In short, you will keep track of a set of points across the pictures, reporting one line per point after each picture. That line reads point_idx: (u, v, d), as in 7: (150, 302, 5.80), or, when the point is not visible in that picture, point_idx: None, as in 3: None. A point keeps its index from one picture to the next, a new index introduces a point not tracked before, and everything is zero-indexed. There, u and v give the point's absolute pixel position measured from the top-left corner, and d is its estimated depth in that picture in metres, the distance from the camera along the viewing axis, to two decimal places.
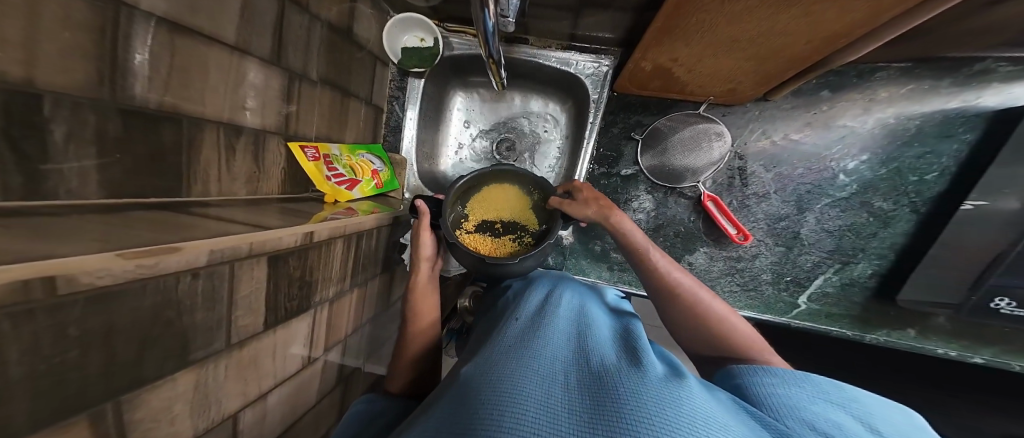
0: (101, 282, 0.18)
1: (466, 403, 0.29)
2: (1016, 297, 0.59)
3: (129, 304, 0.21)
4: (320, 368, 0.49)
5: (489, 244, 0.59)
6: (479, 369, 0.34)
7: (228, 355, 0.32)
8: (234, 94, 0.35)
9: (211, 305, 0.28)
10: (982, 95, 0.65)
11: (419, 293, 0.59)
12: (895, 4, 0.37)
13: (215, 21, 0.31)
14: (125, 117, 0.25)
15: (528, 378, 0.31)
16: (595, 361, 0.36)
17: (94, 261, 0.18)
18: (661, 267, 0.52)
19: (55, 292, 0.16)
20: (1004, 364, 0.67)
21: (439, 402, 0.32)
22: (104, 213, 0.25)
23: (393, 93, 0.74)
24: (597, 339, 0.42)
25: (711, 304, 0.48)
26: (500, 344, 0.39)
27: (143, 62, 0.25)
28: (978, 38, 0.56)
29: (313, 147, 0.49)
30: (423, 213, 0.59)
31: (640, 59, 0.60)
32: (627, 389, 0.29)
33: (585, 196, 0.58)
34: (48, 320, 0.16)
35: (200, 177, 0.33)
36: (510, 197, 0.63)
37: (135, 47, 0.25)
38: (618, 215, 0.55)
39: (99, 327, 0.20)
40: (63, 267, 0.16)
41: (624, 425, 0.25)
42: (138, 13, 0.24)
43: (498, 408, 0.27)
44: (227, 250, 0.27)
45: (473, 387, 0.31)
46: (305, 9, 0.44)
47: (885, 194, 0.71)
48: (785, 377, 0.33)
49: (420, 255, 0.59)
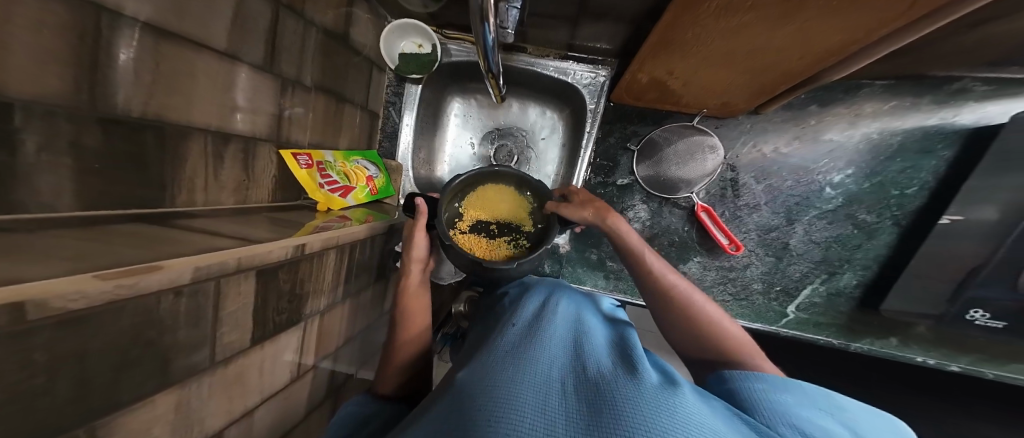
0: (73, 307, 0.17)
1: (463, 407, 0.29)
2: (988, 310, 0.62)
3: (105, 325, 0.20)
4: (309, 379, 0.47)
5: (484, 244, 0.59)
6: (475, 373, 0.34)
7: (212, 373, 0.30)
8: (225, 100, 0.33)
9: (195, 323, 0.27)
10: (959, 113, 0.68)
11: (411, 293, 0.57)
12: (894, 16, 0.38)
13: (204, 25, 0.29)
14: (104, 123, 0.24)
15: (526, 384, 0.31)
16: (591, 367, 0.36)
17: (66, 282, 0.16)
18: (656, 268, 0.52)
19: (22, 318, 0.14)
20: (978, 372, 0.70)
21: (434, 407, 0.32)
22: (83, 227, 0.24)
23: (389, 99, 0.73)
24: (593, 346, 0.42)
25: (704, 306, 0.48)
26: (496, 349, 0.39)
27: (127, 61, 0.24)
28: (955, 59, 0.59)
29: (305, 154, 0.48)
30: (419, 213, 0.57)
31: (637, 71, 0.60)
32: (623, 395, 0.29)
33: (580, 199, 0.59)
34: (17, 346, 0.15)
35: (185, 186, 0.31)
36: (506, 198, 0.63)
37: (119, 47, 0.23)
38: (614, 216, 0.55)
39: (72, 350, 0.18)
40: (32, 290, 0.15)
41: (621, 432, 0.25)
42: (125, 19, 0.23)
43: (495, 413, 0.27)
44: (213, 266, 0.26)
45: (468, 392, 0.31)
46: (300, 14, 0.43)
47: (870, 206, 0.73)
48: (773, 382, 0.34)
49: (410, 258, 0.57)
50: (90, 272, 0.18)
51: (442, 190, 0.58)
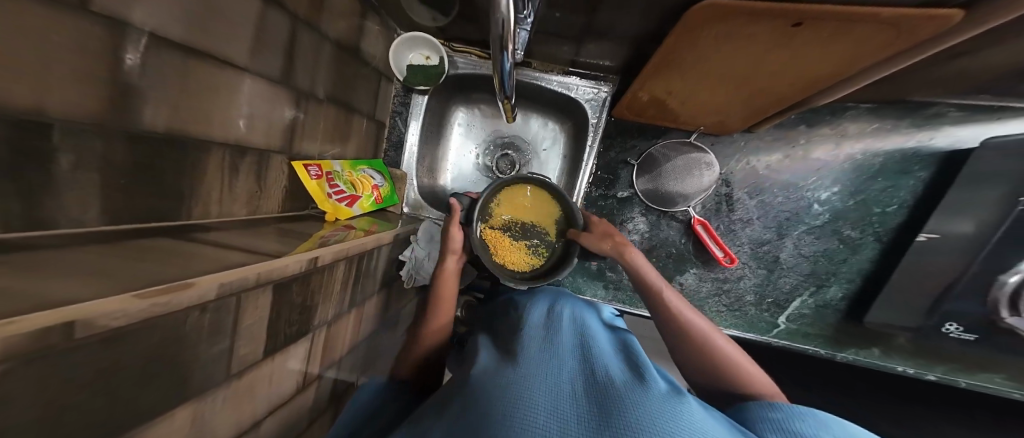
0: (114, 325, 0.17)
1: (480, 405, 0.32)
2: (962, 323, 0.66)
3: (138, 341, 0.20)
4: (314, 389, 0.47)
5: (509, 252, 0.65)
6: (490, 375, 0.37)
7: (226, 386, 0.30)
8: (243, 113, 0.34)
9: (216, 337, 0.27)
10: (935, 136, 0.73)
11: (447, 281, 0.59)
12: (887, 44, 0.40)
13: (229, 43, 0.30)
14: (132, 139, 0.24)
15: (539, 387, 0.34)
16: (598, 370, 0.39)
17: (109, 303, 0.17)
18: (674, 305, 0.53)
19: (71, 336, 0.15)
20: (952, 381, 0.75)
21: (453, 405, 0.35)
22: (109, 241, 0.24)
23: (396, 108, 0.76)
24: (599, 347, 0.45)
25: (721, 341, 0.50)
26: (509, 354, 0.42)
27: (132, 64, 0.22)
28: (931, 87, 0.64)
29: (315, 164, 0.48)
30: (454, 211, 0.62)
31: (638, 90, 0.63)
32: (628, 397, 0.32)
33: (601, 231, 0.62)
34: (65, 364, 0.15)
35: (201, 198, 0.31)
36: (538, 205, 0.67)
37: (124, 48, 0.21)
38: (631, 251, 0.59)
39: (108, 367, 0.18)
40: (82, 310, 0.15)
41: (625, 431, 0.28)
42: (130, 30, 0.21)
43: (512, 411, 0.30)
44: (236, 282, 0.26)
45: (486, 393, 0.34)
46: (316, 29, 0.43)
47: (854, 223, 0.77)
48: (791, 412, 0.35)
49: (449, 248, 0.61)
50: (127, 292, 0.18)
51: (482, 193, 0.63)
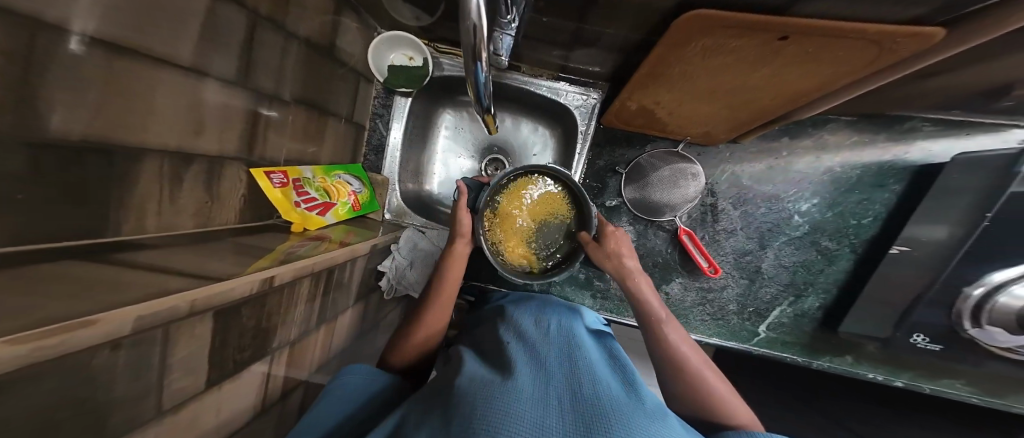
0: None
1: (459, 415, 0.31)
2: (928, 334, 0.68)
3: (28, 396, 0.16)
4: (276, 414, 0.43)
5: (513, 241, 0.62)
6: (475, 385, 0.36)
7: (160, 424, 0.26)
8: (189, 117, 0.30)
9: (139, 374, 0.23)
10: (910, 150, 0.75)
11: (454, 267, 0.59)
12: (872, 62, 0.41)
13: (167, 38, 0.26)
14: (34, 149, 0.20)
15: (521, 400, 0.33)
16: (586, 383, 0.38)
17: None
18: (671, 340, 0.51)
19: None
20: (917, 387, 0.77)
21: (428, 421, 0.32)
22: (23, 262, 0.20)
23: (376, 110, 0.73)
24: (587, 359, 0.44)
25: (712, 380, 0.48)
26: (490, 370, 0.41)
27: (78, 51, 0.20)
28: (910, 102, 0.65)
29: (279, 171, 0.45)
30: (462, 194, 0.61)
31: (627, 98, 0.61)
32: (616, 416, 0.32)
33: (610, 248, 0.59)
34: None
35: (134, 211, 0.28)
36: (555, 199, 0.63)
37: (66, 38, 0.19)
38: (637, 280, 0.57)
39: None
40: None
41: None
42: (30, 18, 0.18)
43: (492, 423, 0.29)
44: (163, 313, 0.22)
45: (466, 402, 0.32)
46: (281, 26, 0.40)
47: (832, 234, 0.79)
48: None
49: (459, 233, 0.60)
50: (14, 330, 0.15)
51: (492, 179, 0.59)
